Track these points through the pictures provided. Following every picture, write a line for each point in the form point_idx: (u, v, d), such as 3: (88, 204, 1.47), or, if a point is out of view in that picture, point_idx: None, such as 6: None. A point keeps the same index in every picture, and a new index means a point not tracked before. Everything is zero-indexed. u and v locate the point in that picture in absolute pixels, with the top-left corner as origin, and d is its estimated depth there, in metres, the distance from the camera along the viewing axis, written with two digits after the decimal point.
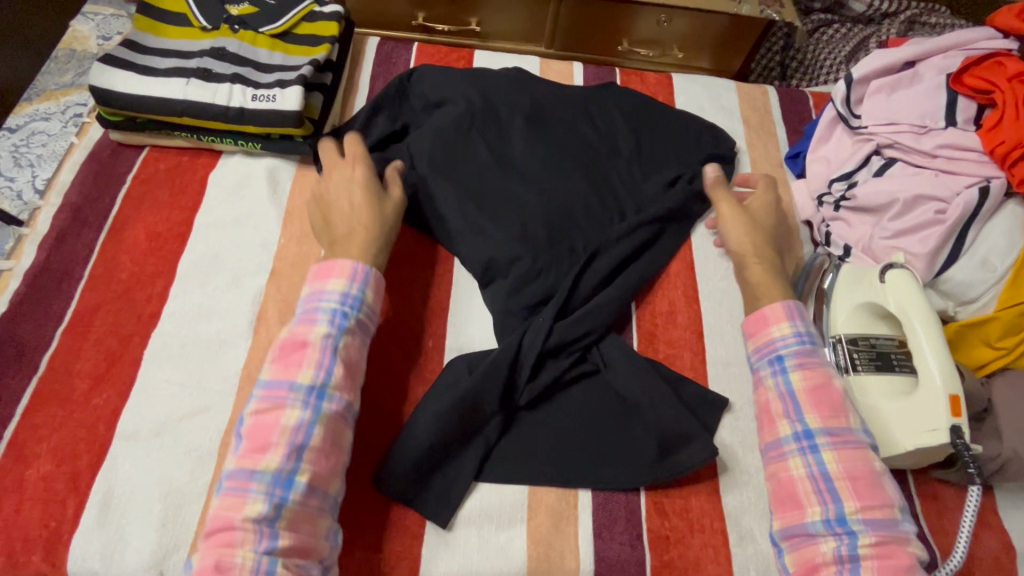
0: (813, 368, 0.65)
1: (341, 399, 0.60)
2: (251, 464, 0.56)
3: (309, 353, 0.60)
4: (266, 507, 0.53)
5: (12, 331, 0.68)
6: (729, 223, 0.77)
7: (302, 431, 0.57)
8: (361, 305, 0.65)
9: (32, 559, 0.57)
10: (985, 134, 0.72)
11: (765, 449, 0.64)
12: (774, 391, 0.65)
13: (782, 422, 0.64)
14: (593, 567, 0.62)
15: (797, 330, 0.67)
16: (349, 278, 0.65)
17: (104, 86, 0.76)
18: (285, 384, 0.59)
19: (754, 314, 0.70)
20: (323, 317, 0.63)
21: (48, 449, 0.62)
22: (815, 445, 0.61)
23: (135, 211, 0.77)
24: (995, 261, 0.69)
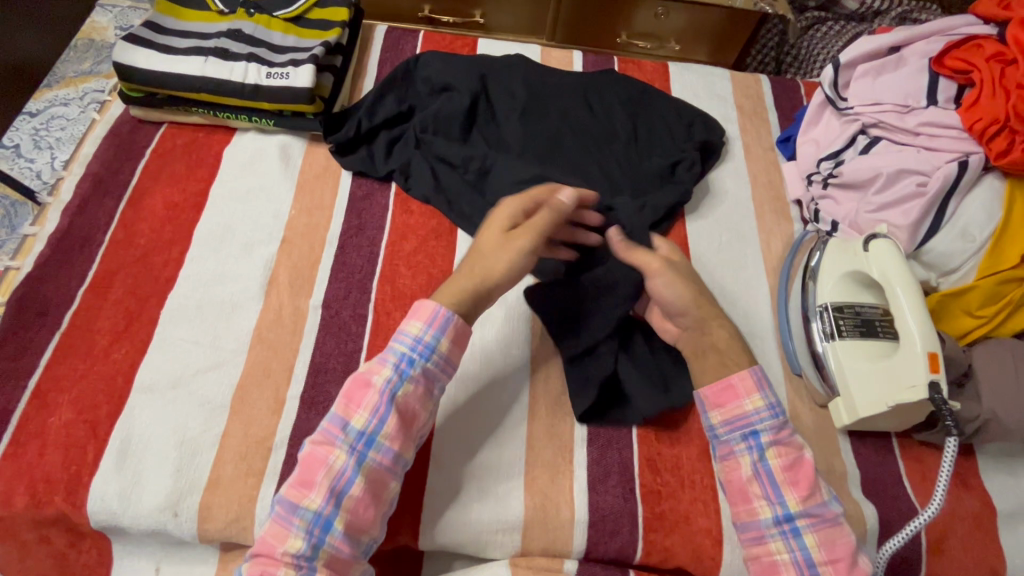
0: (787, 446, 0.62)
1: (390, 450, 0.59)
2: (296, 497, 0.56)
3: (369, 397, 0.59)
4: (305, 546, 0.54)
5: (38, 289, 0.71)
6: (678, 289, 0.67)
7: (345, 476, 0.57)
8: (433, 354, 0.62)
9: (55, 498, 0.60)
10: (965, 111, 0.75)
11: (740, 526, 0.62)
12: (751, 469, 0.62)
13: (761, 501, 0.61)
14: (587, 518, 0.65)
15: (769, 402, 0.63)
16: (426, 321, 0.62)
17: (127, 63, 0.81)
18: (342, 422, 0.59)
19: (719, 382, 0.64)
20: (391, 359, 0.61)
21: (69, 399, 0.65)
22: (796, 529, 0.60)
23: (153, 183, 0.81)
24: (974, 232, 0.73)
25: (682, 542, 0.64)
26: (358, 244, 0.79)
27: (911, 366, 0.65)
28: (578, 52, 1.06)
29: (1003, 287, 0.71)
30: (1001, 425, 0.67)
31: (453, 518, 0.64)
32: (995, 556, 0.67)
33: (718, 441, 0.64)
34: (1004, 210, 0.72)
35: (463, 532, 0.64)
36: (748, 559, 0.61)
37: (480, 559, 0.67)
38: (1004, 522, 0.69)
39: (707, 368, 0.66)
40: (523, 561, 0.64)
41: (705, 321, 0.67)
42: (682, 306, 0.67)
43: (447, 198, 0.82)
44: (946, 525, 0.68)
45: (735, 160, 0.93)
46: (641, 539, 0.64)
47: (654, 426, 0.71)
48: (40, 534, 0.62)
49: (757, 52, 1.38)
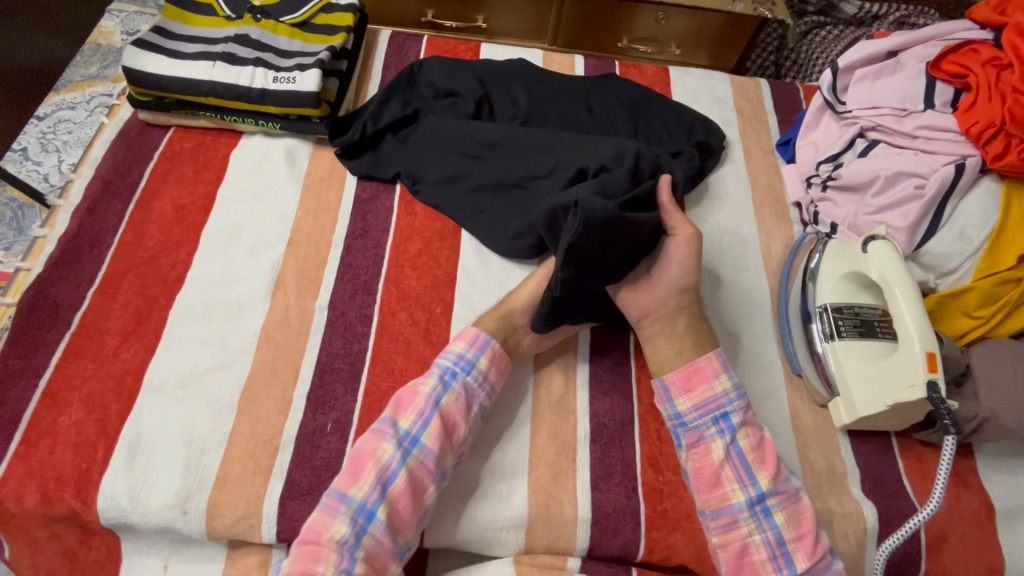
0: (752, 427, 0.66)
1: (432, 451, 0.62)
2: (344, 487, 0.59)
3: (417, 401, 0.64)
4: (349, 531, 0.57)
5: (48, 291, 0.72)
6: (691, 263, 0.70)
7: (390, 470, 0.60)
8: (473, 369, 0.67)
9: (65, 496, 0.61)
10: (961, 115, 0.76)
11: (712, 513, 0.63)
12: (722, 452, 0.64)
13: (732, 485, 0.63)
14: (590, 516, 0.65)
15: (735, 385, 0.67)
16: (468, 341, 0.68)
17: (136, 68, 0.82)
18: (390, 423, 0.63)
19: (687, 366, 0.68)
20: (436, 372, 0.66)
21: (79, 398, 0.66)
22: (767, 508, 0.62)
23: (161, 185, 0.82)
24: (972, 233, 0.74)
25: (684, 540, 0.65)
26: (364, 246, 0.80)
27: (911, 364, 0.66)
28: (579, 56, 1.07)
29: (1001, 289, 0.72)
30: (1000, 425, 0.67)
31: (457, 515, 0.65)
32: (994, 555, 0.67)
33: (686, 428, 0.66)
34: (1001, 211, 0.73)
35: (467, 530, 0.65)
36: (718, 548, 0.62)
37: (484, 557, 0.67)
38: (1003, 521, 0.69)
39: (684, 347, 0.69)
40: (527, 559, 0.65)
41: (680, 305, 0.70)
42: (671, 282, 0.70)
43: (453, 201, 0.83)
44: (945, 524, 0.68)
45: (734, 163, 0.94)
46: (643, 537, 0.65)
47: (655, 425, 0.71)
48: (50, 531, 0.63)
49: (757, 56, 1.39)
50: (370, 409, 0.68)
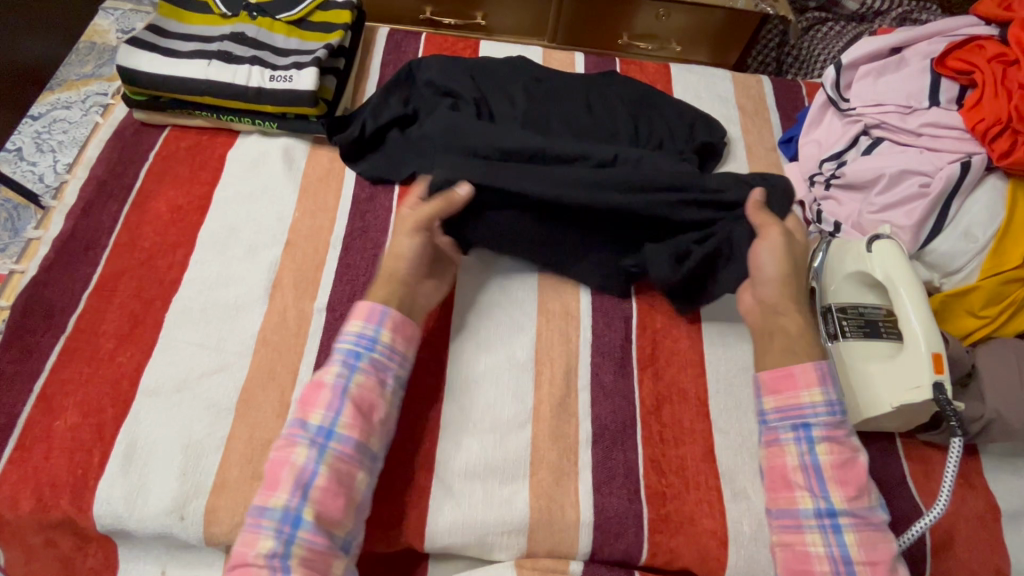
0: (840, 443, 0.62)
1: (350, 439, 0.60)
2: (263, 500, 0.57)
3: (323, 395, 0.61)
4: (276, 544, 0.55)
5: (42, 294, 0.72)
6: (778, 259, 0.70)
7: (308, 470, 0.58)
8: (377, 346, 0.65)
9: (61, 502, 0.60)
10: (967, 112, 0.75)
11: (779, 513, 0.62)
12: (797, 460, 0.62)
13: (804, 494, 0.61)
14: (592, 520, 0.65)
15: (829, 399, 0.63)
16: (366, 319, 0.66)
17: (130, 66, 0.81)
18: (299, 422, 0.61)
19: (777, 369, 0.66)
20: (339, 358, 0.64)
21: (75, 403, 0.65)
22: (837, 524, 0.59)
23: (157, 186, 0.81)
24: (977, 232, 0.73)
25: (687, 543, 0.64)
26: (363, 246, 0.79)
27: (915, 365, 0.66)
28: (580, 53, 1.06)
29: (1006, 288, 0.71)
30: (1006, 426, 0.67)
31: (458, 518, 0.64)
32: (1000, 557, 0.67)
33: (766, 426, 0.65)
34: (1006, 210, 0.73)
35: (469, 534, 0.64)
36: (777, 546, 0.61)
37: (485, 561, 0.67)
38: (1009, 523, 0.69)
39: (773, 350, 0.68)
40: (528, 563, 0.65)
41: (775, 306, 0.70)
42: (769, 277, 0.70)
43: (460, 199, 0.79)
44: (950, 526, 0.68)
45: (736, 161, 0.93)
46: (646, 540, 0.64)
47: (658, 427, 0.71)
48: (45, 537, 0.62)
49: (758, 52, 1.38)
50: None
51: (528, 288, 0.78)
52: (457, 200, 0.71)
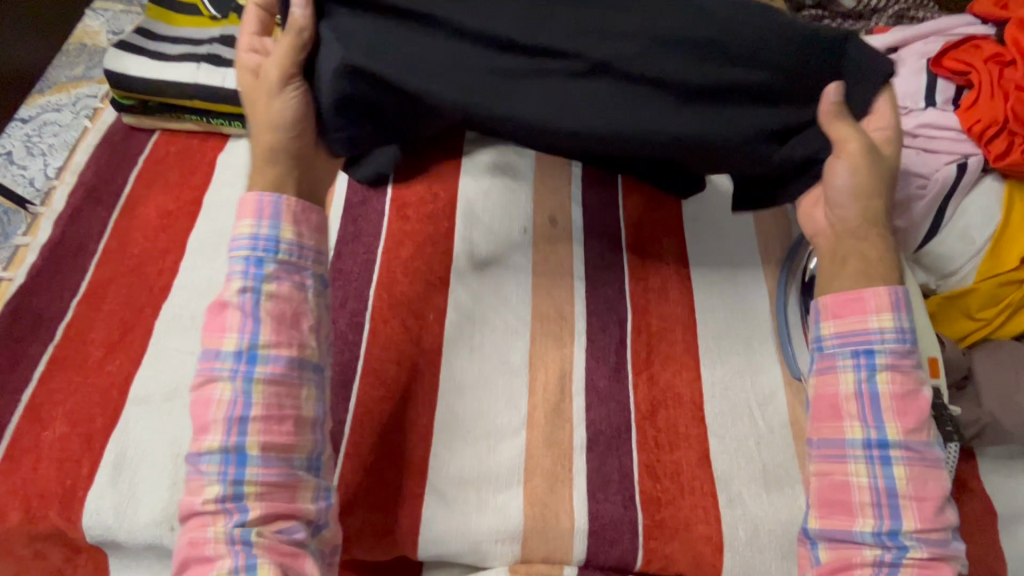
0: (905, 373, 0.55)
1: (277, 358, 0.55)
2: (197, 446, 0.54)
3: (230, 317, 0.55)
4: (224, 487, 0.53)
5: (31, 302, 0.71)
6: (858, 182, 0.57)
7: (239, 402, 0.54)
8: (279, 245, 0.56)
9: (50, 513, 0.60)
10: (963, 113, 0.74)
11: (821, 439, 0.57)
12: (852, 388, 0.56)
13: (854, 422, 0.56)
14: (587, 526, 0.64)
15: (900, 326, 0.56)
16: (255, 216, 0.56)
17: (117, 70, 0.80)
18: (213, 353, 0.55)
19: (851, 292, 0.57)
20: (238, 269, 0.56)
21: (63, 412, 0.64)
22: (887, 456, 0.55)
23: (146, 191, 0.80)
24: (975, 234, 0.72)
25: (682, 549, 0.64)
26: (354, 251, 0.78)
27: None
28: None
29: (1002, 290, 0.71)
30: (1001, 429, 0.66)
31: (456, 526, 0.64)
32: (997, 562, 0.67)
33: (821, 352, 0.58)
34: (1003, 210, 0.72)
35: (464, 541, 0.64)
36: (814, 475, 0.57)
37: (478, 568, 0.66)
38: (1004, 526, 0.68)
39: (846, 273, 0.58)
40: (523, 568, 0.64)
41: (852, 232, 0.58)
42: (847, 198, 0.58)
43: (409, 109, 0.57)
44: None
45: None
46: (641, 547, 0.64)
47: (653, 432, 0.70)
48: (35, 548, 0.62)
49: None
50: (361, 419, 0.69)
51: (522, 292, 0.77)
52: (299, 25, 0.55)
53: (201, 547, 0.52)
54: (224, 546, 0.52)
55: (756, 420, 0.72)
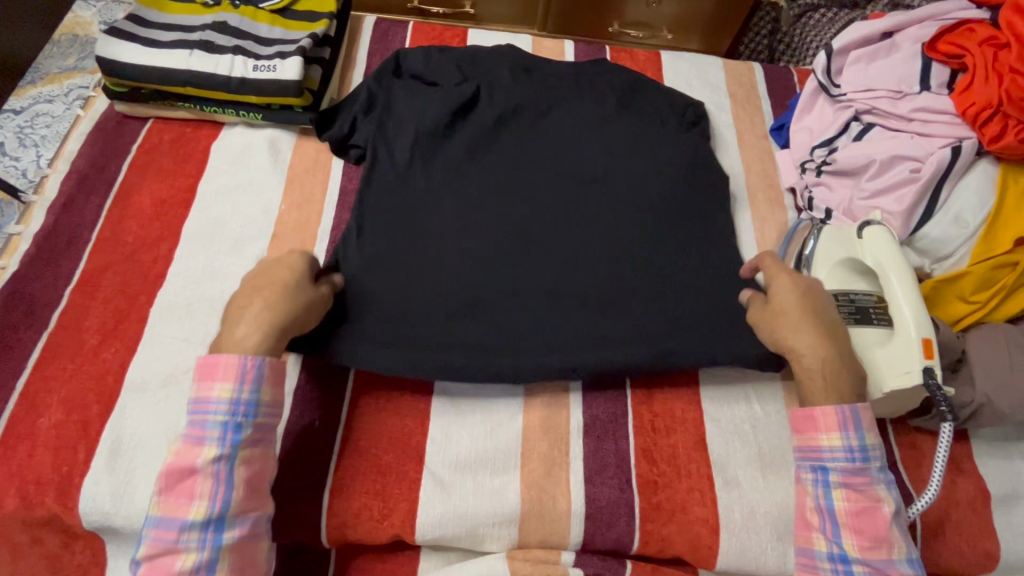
0: (859, 490, 0.60)
1: (244, 522, 0.56)
2: None
3: (200, 485, 0.55)
4: None
5: (24, 290, 0.71)
6: (776, 322, 0.66)
7: (202, 572, 0.54)
8: (256, 411, 0.58)
9: (46, 499, 0.60)
10: (958, 97, 0.75)
11: (796, 548, 0.63)
12: (813, 501, 0.62)
13: (818, 534, 0.61)
14: (584, 509, 0.64)
15: (850, 444, 0.61)
16: (235, 381, 0.57)
17: (109, 57, 0.79)
18: (176, 523, 0.55)
19: (801, 412, 0.63)
20: (212, 433, 0.56)
21: (59, 399, 0.64)
22: (850, 570, 0.59)
23: (140, 179, 0.80)
24: (968, 217, 0.73)
25: (678, 532, 0.64)
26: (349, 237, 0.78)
27: (906, 351, 0.66)
28: (570, 41, 1.04)
29: (996, 273, 0.71)
30: (996, 410, 0.67)
31: (451, 510, 0.63)
32: (991, 540, 0.67)
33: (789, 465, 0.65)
34: (997, 194, 0.72)
35: (461, 526, 0.63)
36: None
37: (475, 553, 0.66)
38: (998, 507, 0.69)
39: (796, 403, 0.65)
40: (520, 554, 0.64)
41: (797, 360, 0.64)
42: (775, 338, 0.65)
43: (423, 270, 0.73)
44: (942, 510, 0.68)
45: (727, 150, 0.92)
46: (638, 529, 0.64)
47: (649, 417, 0.71)
48: (32, 535, 0.61)
49: (750, 40, 1.37)
50: (357, 405, 0.69)
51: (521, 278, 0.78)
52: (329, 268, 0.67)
53: None
54: None
55: (752, 403, 0.72)
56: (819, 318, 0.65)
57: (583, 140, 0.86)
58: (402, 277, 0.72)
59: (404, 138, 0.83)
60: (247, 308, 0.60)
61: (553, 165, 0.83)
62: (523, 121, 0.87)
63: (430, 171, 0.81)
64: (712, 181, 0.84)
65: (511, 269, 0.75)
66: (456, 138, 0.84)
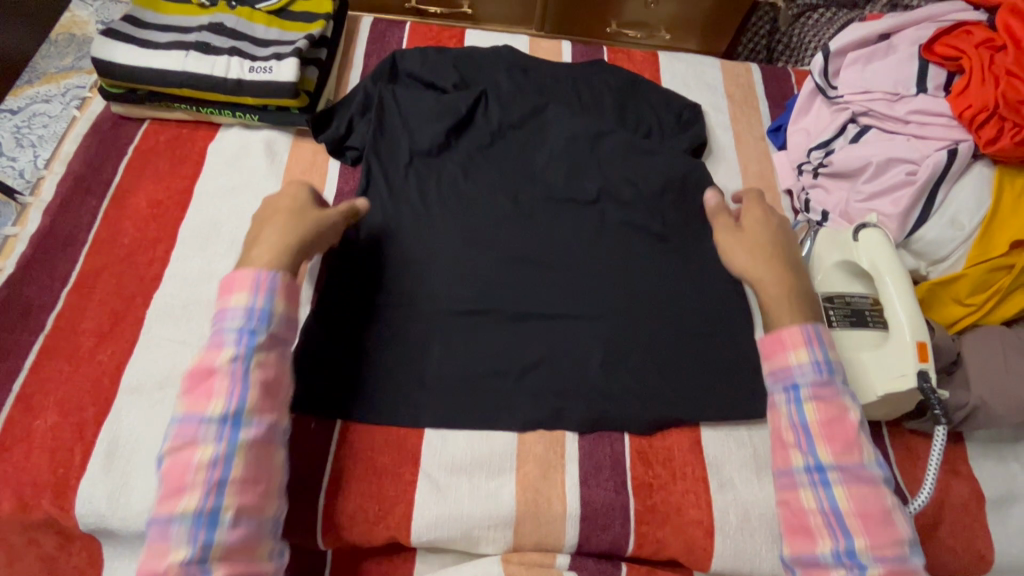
0: (828, 401, 0.59)
1: (261, 422, 0.56)
2: (169, 509, 0.52)
3: (218, 383, 0.56)
4: (191, 551, 0.51)
5: (20, 292, 0.71)
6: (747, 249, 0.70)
7: (219, 464, 0.53)
8: (270, 318, 0.59)
9: (42, 501, 0.60)
10: (954, 99, 0.75)
11: (776, 473, 0.60)
12: (786, 419, 0.60)
13: (794, 452, 0.59)
14: (579, 512, 0.65)
15: (816, 358, 0.61)
16: (252, 289, 0.59)
17: (105, 58, 0.79)
18: (195, 417, 0.55)
19: (770, 335, 0.63)
20: (229, 337, 0.58)
21: (55, 401, 0.64)
22: (827, 479, 0.57)
23: (137, 181, 0.80)
24: (964, 220, 0.73)
25: (673, 535, 0.65)
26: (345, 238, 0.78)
27: (901, 354, 0.66)
28: (567, 42, 1.04)
29: (992, 276, 0.71)
30: (990, 412, 0.67)
31: (447, 512, 0.64)
32: (985, 543, 0.67)
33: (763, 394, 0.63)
34: (993, 196, 0.72)
35: (455, 529, 0.64)
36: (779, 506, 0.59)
37: (471, 555, 0.66)
38: (993, 509, 0.69)
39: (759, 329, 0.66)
40: (515, 556, 0.64)
41: (764, 282, 0.67)
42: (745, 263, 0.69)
43: (423, 275, 0.75)
44: (936, 512, 0.68)
45: (725, 151, 0.92)
46: (633, 532, 0.65)
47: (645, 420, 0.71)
48: (28, 537, 0.62)
49: (748, 40, 1.37)
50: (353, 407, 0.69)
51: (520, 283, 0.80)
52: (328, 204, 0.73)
53: None
54: None
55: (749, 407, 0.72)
56: (786, 253, 0.69)
57: (580, 141, 0.86)
58: (403, 286, 0.74)
59: (402, 141, 0.83)
60: (260, 236, 0.65)
61: (550, 167, 0.84)
62: (521, 126, 0.88)
63: (429, 175, 0.82)
64: (709, 182, 0.84)
65: (513, 275, 0.76)
66: (454, 143, 0.85)
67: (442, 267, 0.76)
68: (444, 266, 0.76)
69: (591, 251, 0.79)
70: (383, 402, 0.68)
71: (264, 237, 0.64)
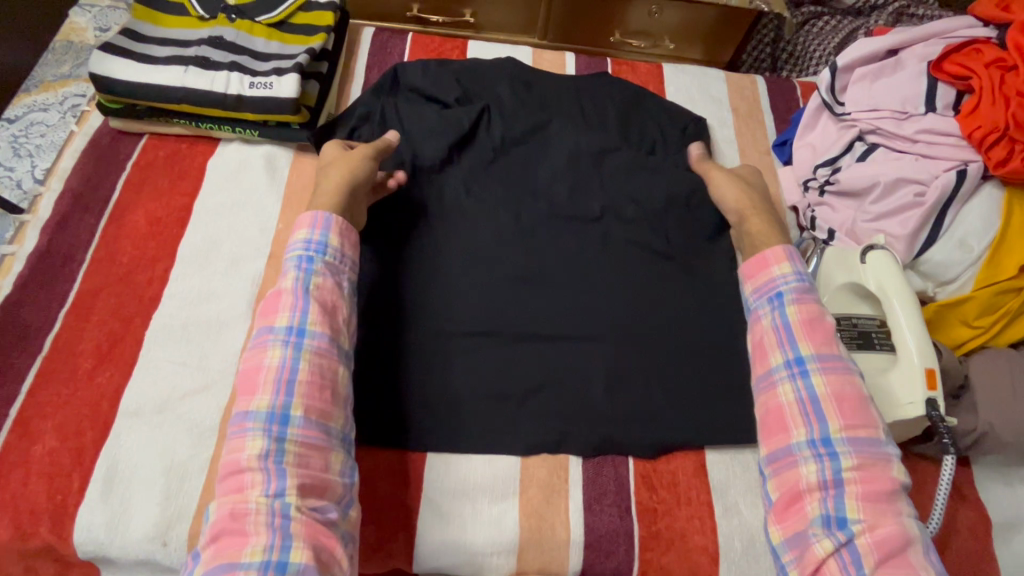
0: (810, 303, 0.65)
1: (324, 333, 0.60)
2: (245, 407, 0.57)
3: (284, 299, 0.61)
4: (267, 443, 0.55)
5: (18, 313, 0.70)
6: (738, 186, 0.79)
7: (287, 367, 0.58)
8: (326, 250, 0.65)
9: (40, 530, 0.59)
10: (963, 119, 0.74)
11: (757, 379, 0.65)
12: (769, 324, 0.65)
13: (774, 353, 0.64)
14: (583, 539, 0.64)
15: (797, 271, 0.67)
16: (310, 225, 0.66)
17: (104, 74, 0.78)
18: (267, 330, 0.61)
19: (754, 257, 0.70)
20: (292, 266, 0.64)
21: (53, 426, 0.63)
22: (805, 369, 0.61)
23: (135, 197, 0.79)
24: (973, 242, 0.72)
25: (678, 560, 0.64)
26: None
27: (909, 381, 0.65)
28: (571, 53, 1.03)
29: (1001, 298, 0.71)
30: (997, 438, 0.66)
31: (449, 538, 0.63)
32: (992, 569, 0.67)
33: (749, 311, 0.69)
34: (1002, 218, 0.72)
35: (457, 555, 0.63)
36: (761, 409, 0.63)
37: None
38: (999, 534, 0.69)
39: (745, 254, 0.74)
40: None
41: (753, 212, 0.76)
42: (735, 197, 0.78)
43: (425, 294, 0.74)
44: (943, 538, 0.68)
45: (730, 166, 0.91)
46: (637, 558, 0.64)
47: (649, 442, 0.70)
48: (27, 564, 0.61)
49: (753, 48, 1.35)
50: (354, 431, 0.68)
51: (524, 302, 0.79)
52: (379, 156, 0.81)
53: (240, 517, 0.52)
54: (262, 515, 0.52)
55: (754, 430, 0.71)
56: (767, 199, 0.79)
57: (584, 157, 0.85)
58: (406, 304, 0.73)
59: (404, 155, 0.82)
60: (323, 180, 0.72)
61: (553, 182, 0.84)
62: (524, 142, 0.87)
63: (431, 189, 0.82)
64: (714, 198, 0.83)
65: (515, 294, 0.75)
66: (456, 157, 0.84)
67: (444, 285, 0.75)
68: (447, 284, 0.75)
69: (594, 269, 0.78)
70: (384, 424, 0.67)
71: (328, 180, 0.71)
